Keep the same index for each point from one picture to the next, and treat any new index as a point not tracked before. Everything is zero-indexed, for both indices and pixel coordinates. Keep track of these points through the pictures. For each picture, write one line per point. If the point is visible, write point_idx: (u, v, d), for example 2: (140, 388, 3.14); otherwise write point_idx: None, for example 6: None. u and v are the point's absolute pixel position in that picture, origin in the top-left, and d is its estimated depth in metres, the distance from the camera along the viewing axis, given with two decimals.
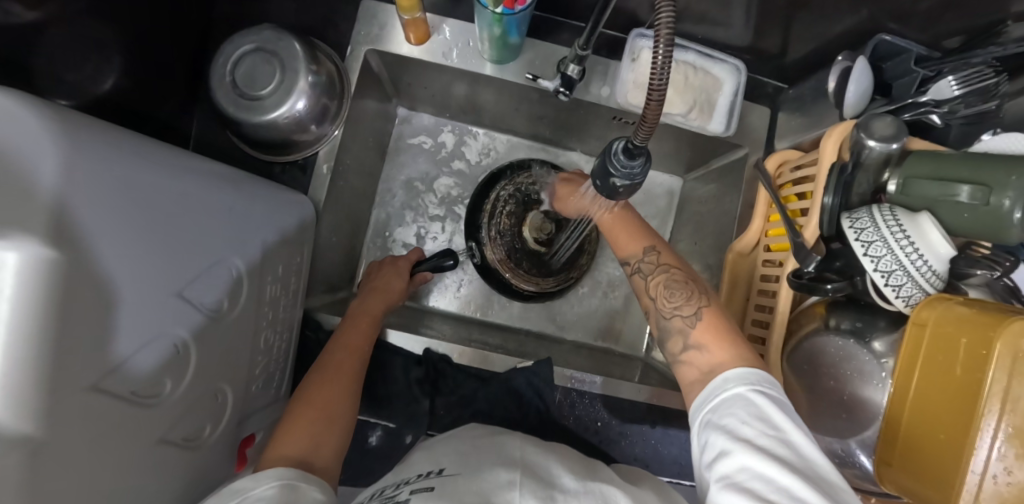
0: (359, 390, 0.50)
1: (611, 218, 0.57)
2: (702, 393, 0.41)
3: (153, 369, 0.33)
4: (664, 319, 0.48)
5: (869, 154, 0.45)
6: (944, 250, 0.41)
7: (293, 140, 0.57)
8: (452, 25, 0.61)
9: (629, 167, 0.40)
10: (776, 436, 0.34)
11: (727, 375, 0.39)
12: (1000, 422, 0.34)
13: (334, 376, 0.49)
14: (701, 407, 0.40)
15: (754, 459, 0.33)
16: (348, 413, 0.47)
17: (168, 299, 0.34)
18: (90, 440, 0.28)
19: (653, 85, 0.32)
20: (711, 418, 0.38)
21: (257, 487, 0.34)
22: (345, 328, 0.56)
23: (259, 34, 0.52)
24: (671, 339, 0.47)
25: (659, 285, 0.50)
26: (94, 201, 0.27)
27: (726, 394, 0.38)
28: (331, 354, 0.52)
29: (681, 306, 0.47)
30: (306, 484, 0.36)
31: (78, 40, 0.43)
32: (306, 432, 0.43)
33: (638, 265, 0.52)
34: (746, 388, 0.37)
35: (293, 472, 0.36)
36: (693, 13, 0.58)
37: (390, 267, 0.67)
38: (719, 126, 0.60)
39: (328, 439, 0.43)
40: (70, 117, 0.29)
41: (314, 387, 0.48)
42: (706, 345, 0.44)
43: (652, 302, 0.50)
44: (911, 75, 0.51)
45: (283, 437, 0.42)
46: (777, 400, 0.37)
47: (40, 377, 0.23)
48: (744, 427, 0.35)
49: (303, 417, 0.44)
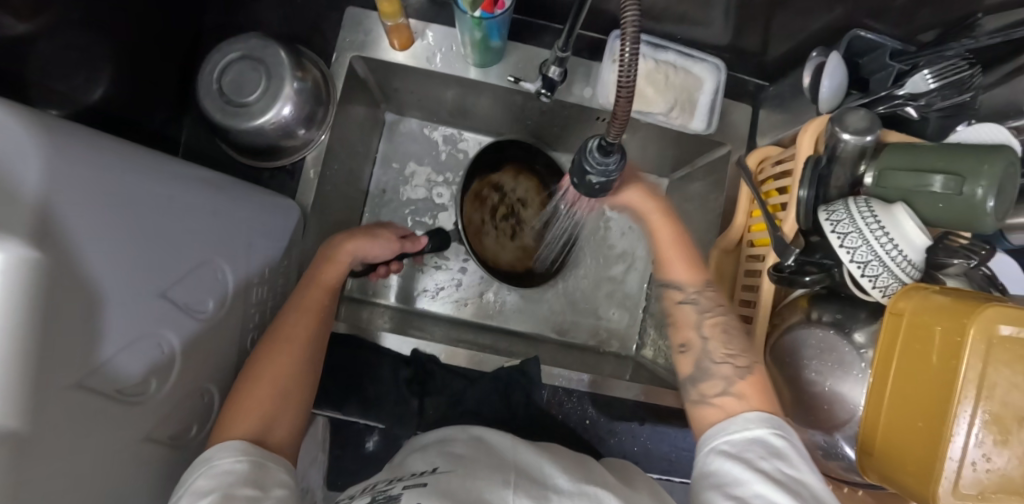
0: (317, 357, 0.50)
1: (672, 239, 0.55)
2: (715, 426, 0.42)
3: (140, 368, 0.34)
4: (709, 360, 0.47)
5: (844, 147, 0.46)
6: (919, 239, 0.41)
7: (280, 145, 0.58)
8: (435, 30, 0.62)
9: (604, 164, 0.41)
10: (790, 473, 0.36)
11: (749, 415, 0.40)
12: (977, 408, 0.35)
13: (294, 346, 0.48)
14: (715, 434, 0.41)
15: (771, 490, 0.35)
16: (306, 385, 0.48)
17: (154, 300, 0.35)
18: (76, 438, 0.29)
19: (622, 82, 0.33)
20: (726, 448, 0.39)
21: (224, 458, 0.37)
22: (306, 287, 0.53)
23: (245, 42, 0.53)
24: (708, 380, 0.46)
25: (715, 326, 0.49)
26: (77, 204, 0.28)
27: (746, 432, 0.39)
28: (288, 320, 0.50)
29: (736, 355, 0.46)
30: (272, 463, 0.39)
31: (69, 51, 0.44)
32: (260, 413, 0.43)
33: (696, 296, 0.51)
34: (768, 430, 0.39)
35: (259, 450, 0.39)
36: (672, 14, 0.59)
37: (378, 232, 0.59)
38: (700, 125, 0.61)
39: (285, 413, 0.45)
40: (57, 125, 0.29)
41: (269, 352, 0.47)
42: (746, 395, 0.43)
43: (700, 341, 0.49)
44: (887, 69, 0.52)
45: (240, 406, 0.43)
46: (793, 443, 0.39)
47: (26, 372, 0.24)
48: (761, 461, 0.37)
49: (256, 394, 0.44)
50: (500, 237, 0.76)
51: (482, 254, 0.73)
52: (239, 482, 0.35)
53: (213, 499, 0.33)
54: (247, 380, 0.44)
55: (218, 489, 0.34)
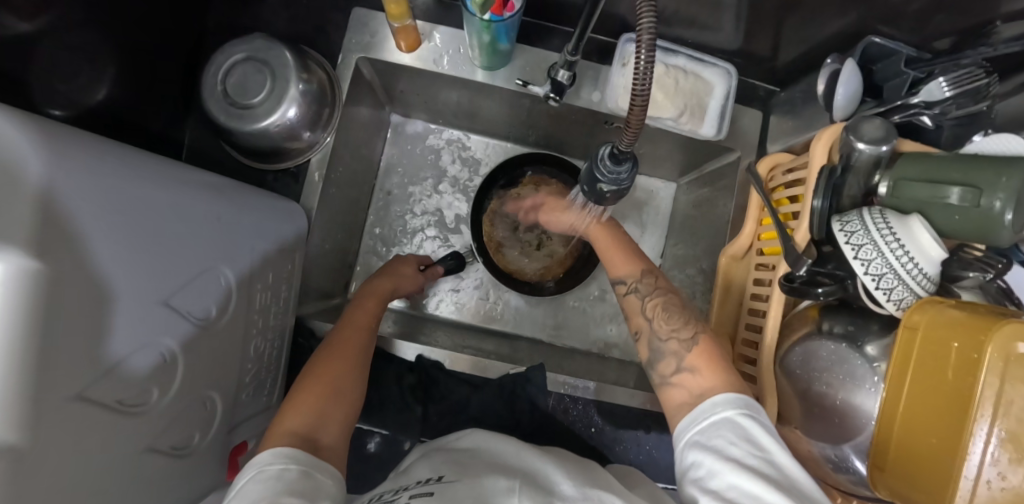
0: (367, 362, 0.49)
1: (610, 242, 0.57)
2: (687, 415, 0.41)
3: (140, 377, 0.34)
4: (659, 340, 0.48)
5: (859, 156, 0.45)
6: (934, 253, 0.40)
7: (285, 147, 0.58)
8: (442, 32, 0.61)
9: (615, 173, 0.41)
10: (763, 456, 0.35)
11: (715, 399, 0.40)
12: (993, 426, 0.34)
13: (347, 354, 0.48)
14: (687, 425, 0.40)
15: (745, 478, 0.34)
16: (359, 387, 0.46)
17: (155, 308, 0.34)
18: (75, 450, 0.28)
19: (636, 90, 0.32)
20: (698, 439, 0.38)
21: (274, 465, 0.36)
22: (353, 307, 0.56)
23: (249, 43, 0.53)
24: (663, 361, 0.47)
25: (656, 307, 0.50)
26: (79, 211, 0.27)
27: (714, 416, 0.39)
28: (339, 333, 0.51)
29: (679, 329, 0.48)
30: (320, 473, 0.37)
31: (71, 51, 0.43)
32: (310, 412, 0.42)
33: (636, 285, 0.52)
34: (734, 411, 0.38)
35: (309, 459, 0.37)
36: (683, 18, 0.58)
37: (399, 262, 0.65)
38: (709, 131, 0.60)
39: (337, 410, 0.43)
40: (58, 131, 0.29)
41: (324, 358, 0.47)
42: (699, 369, 0.44)
43: (647, 323, 0.50)
44: (901, 77, 0.51)
45: (294, 405, 0.42)
46: (762, 423, 0.38)
47: (22, 384, 0.23)
48: (731, 448, 0.36)
49: (307, 394, 0.43)
50: (526, 248, 0.76)
51: (505, 267, 0.75)
52: (284, 489, 0.33)
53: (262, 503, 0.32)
54: (302, 383, 0.44)
55: (265, 495, 0.33)
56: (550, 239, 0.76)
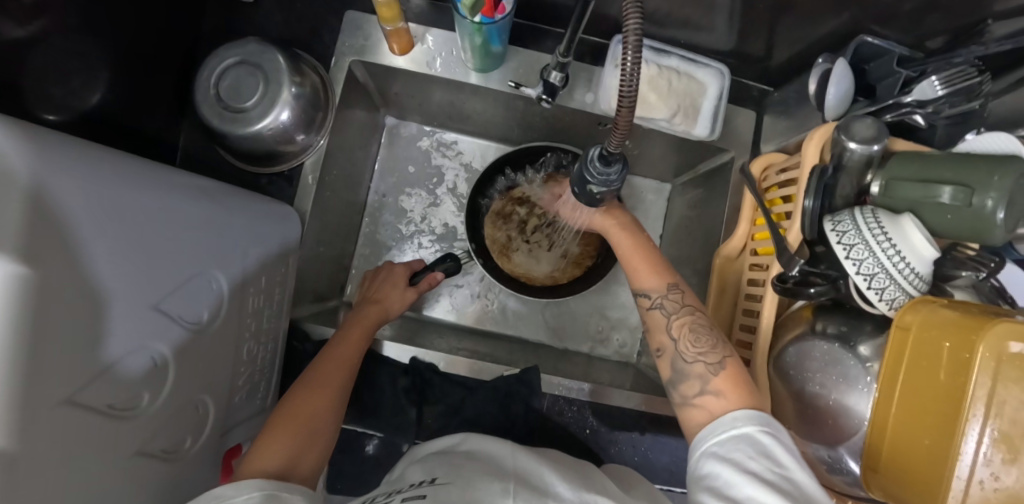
0: (343, 399, 0.50)
1: (634, 247, 0.55)
2: (706, 429, 0.41)
3: (130, 382, 0.34)
4: (684, 361, 0.46)
5: (850, 156, 0.45)
6: (927, 252, 0.40)
7: (279, 151, 0.58)
8: (435, 34, 0.61)
9: (605, 174, 0.41)
10: (782, 473, 0.35)
11: (736, 414, 0.40)
12: (986, 425, 0.34)
13: (325, 390, 0.49)
14: (705, 438, 0.40)
15: (763, 492, 0.34)
16: (332, 428, 0.47)
17: (146, 313, 0.34)
18: (65, 455, 0.28)
19: (623, 91, 0.32)
20: (716, 451, 0.38)
21: (238, 493, 0.36)
22: (337, 340, 0.56)
23: (243, 47, 0.53)
24: (686, 382, 0.45)
25: (684, 327, 0.48)
26: (68, 218, 0.27)
27: (732, 431, 0.39)
28: (319, 365, 0.51)
29: (705, 352, 0.46)
30: (285, 492, 0.38)
31: (64, 56, 0.43)
32: (284, 448, 0.42)
33: (661, 301, 0.50)
34: (755, 428, 0.38)
35: (272, 483, 0.38)
36: (675, 19, 0.58)
37: (387, 274, 0.66)
38: (703, 131, 0.60)
39: (310, 449, 0.44)
40: (47, 137, 0.29)
41: (301, 395, 0.47)
42: (725, 392, 0.42)
43: (672, 342, 0.48)
44: (894, 75, 0.51)
45: (267, 441, 0.42)
46: (783, 442, 0.38)
47: (12, 392, 0.23)
48: (751, 462, 0.36)
49: (281, 430, 0.44)
50: (535, 249, 0.75)
51: (514, 270, 0.74)
52: None
53: None
54: (280, 417, 0.45)
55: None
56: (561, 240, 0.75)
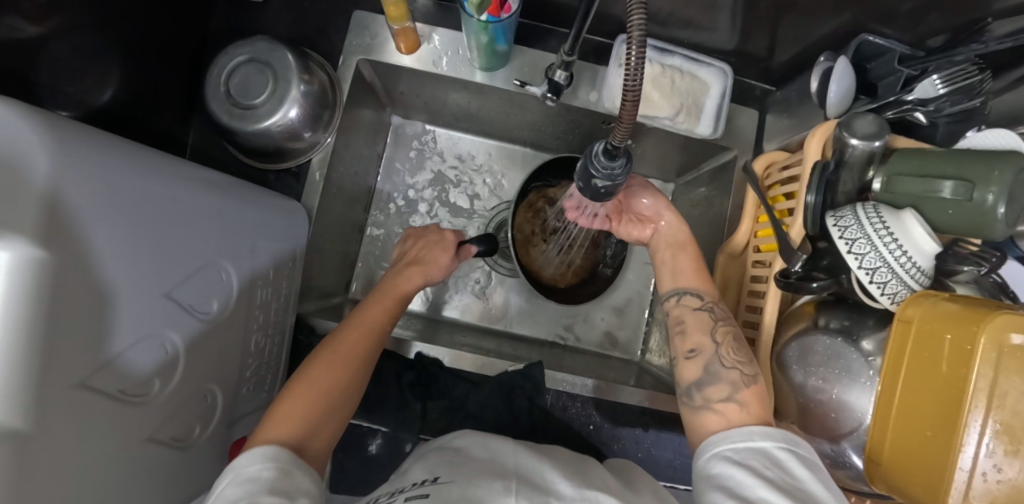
0: (365, 375, 0.49)
1: (693, 256, 0.55)
2: (718, 437, 0.41)
3: (144, 367, 0.34)
4: (718, 365, 0.46)
5: (852, 152, 0.45)
6: (928, 246, 0.41)
7: (287, 147, 0.59)
8: (441, 34, 0.62)
9: (609, 168, 0.41)
10: (796, 486, 0.35)
11: (753, 428, 0.40)
12: (987, 418, 0.34)
13: (344, 367, 0.47)
14: (718, 443, 0.40)
15: (777, 496, 0.33)
16: (346, 405, 0.46)
17: (157, 300, 0.35)
18: (79, 437, 0.29)
19: (628, 86, 0.33)
20: (730, 456, 0.38)
21: (252, 465, 0.36)
22: (369, 305, 0.53)
23: (252, 45, 0.54)
24: (713, 385, 0.45)
25: (727, 335, 0.48)
26: (84, 204, 0.28)
27: (750, 442, 0.39)
28: (343, 333, 0.50)
29: (744, 363, 0.46)
30: (298, 471, 0.38)
31: (79, 52, 0.44)
32: (296, 427, 0.42)
33: (712, 304, 0.51)
34: (772, 443, 0.38)
35: (287, 456, 0.38)
36: (678, 19, 0.59)
37: (436, 236, 0.62)
38: (706, 129, 0.61)
39: (321, 432, 0.43)
40: (65, 127, 0.29)
41: (320, 366, 0.46)
42: (747, 404, 0.42)
43: (712, 345, 0.47)
44: (896, 74, 0.52)
45: (278, 416, 0.42)
46: (802, 460, 0.37)
47: (27, 374, 0.24)
48: (767, 471, 0.36)
49: (297, 406, 0.43)
50: (549, 247, 0.74)
51: (528, 261, 0.72)
52: (262, 488, 0.34)
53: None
54: (296, 389, 0.44)
55: (247, 496, 0.34)
56: (571, 247, 0.74)
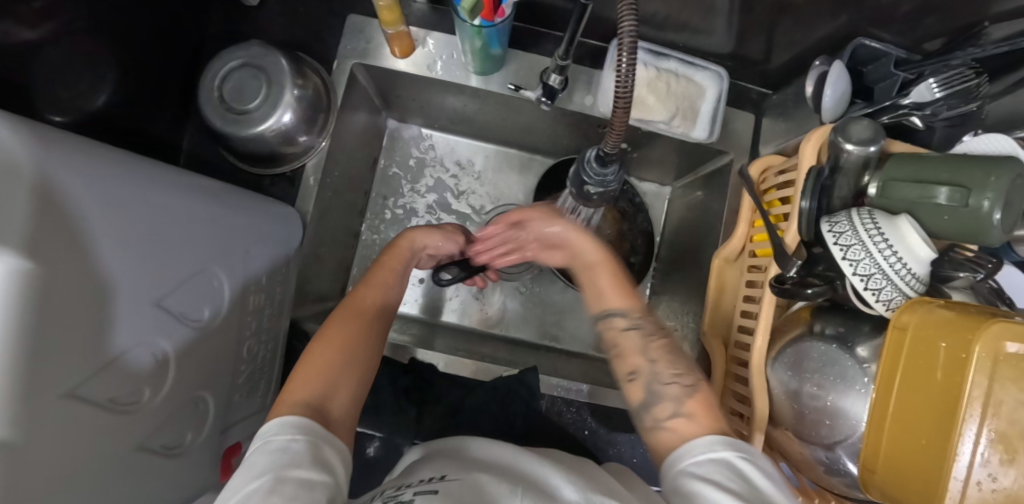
0: (382, 328, 0.51)
1: (611, 273, 0.52)
2: (679, 452, 0.38)
3: (133, 376, 0.34)
4: (659, 382, 0.45)
5: (848, 157, 0.45)
6: (923, 252, 0.40)
7: (281, 152, 0.59)
8: (436, 38, 0.62)
9: (601, 174, 0.41)
10: (762, 498, 0.33)
11: (712, 438, 0.38)
12: (982, 427, 0.33)
13: (358, 320, 0.49)
14: (682, 459, 0.38)
15: None
16: (370, 350, 0.48)
17: (147, 308, 0.35)
18: (67, 448, 0.29)
19: (619, 92, 0.33)
20: (695, 472, 0.36)
21: (281, 435, 0.36)
22: (373, 271, 0.56)
23: (247, 50, 0.54)
24: (660, 403, 0.43)
25: (661, 349, 0.47)
26: (70, 214, 0.28)
27: (711, 454, 0.37)
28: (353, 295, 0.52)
29: (682, 374, 0.45)
30: (327, 445, 0.37)
31: (73, 57, 0.44)
32: (320, 374, 0.43)
33: (638, 321, 0.49)
34: (732, 452, 0.36)
35: (319, 430, 0.37)
36: (674, 23, 0.59)
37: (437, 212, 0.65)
38: (701, 133, 0.60)
39: (347, 377, 0.44)
40: (53, 137, 0.29)
41: (336, 321, 0.48)
42: (697, 415, 0.41)
43: (647, 364, 0.46)
44: (891, 78, 0.51)
45: (303, 369, 0.43)
46: (761, 469, 0.36)
47: (13, 387, 0.24)
48: (733, 484, 0.34)
49: (320, 356, 0.45)
50: None
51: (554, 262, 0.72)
52: (290, 462, 0.34)
53: (269, 479, 0.32)
54: (318, 343, 0.46)
55: (271, 469, 0.33)
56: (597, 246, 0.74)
